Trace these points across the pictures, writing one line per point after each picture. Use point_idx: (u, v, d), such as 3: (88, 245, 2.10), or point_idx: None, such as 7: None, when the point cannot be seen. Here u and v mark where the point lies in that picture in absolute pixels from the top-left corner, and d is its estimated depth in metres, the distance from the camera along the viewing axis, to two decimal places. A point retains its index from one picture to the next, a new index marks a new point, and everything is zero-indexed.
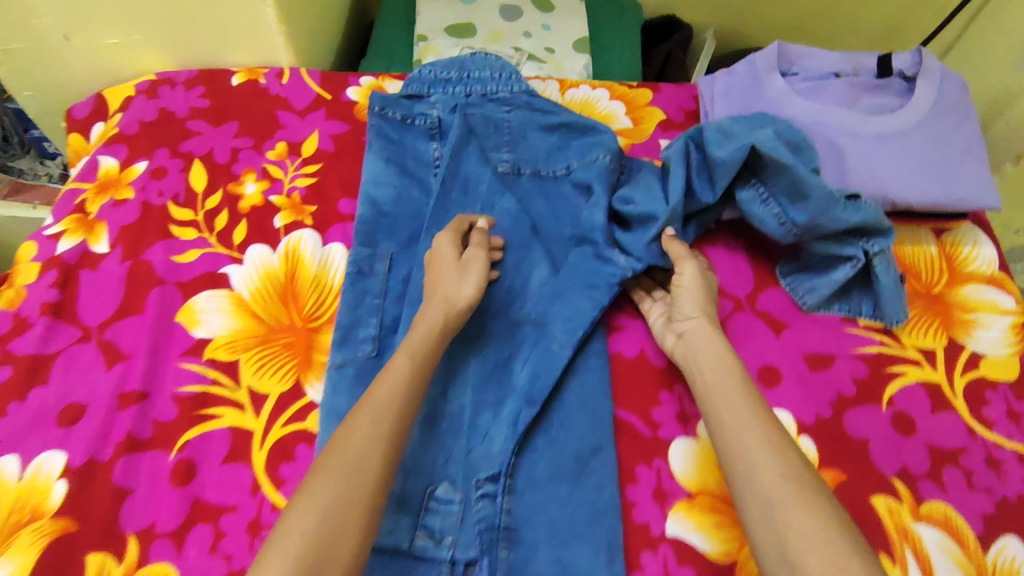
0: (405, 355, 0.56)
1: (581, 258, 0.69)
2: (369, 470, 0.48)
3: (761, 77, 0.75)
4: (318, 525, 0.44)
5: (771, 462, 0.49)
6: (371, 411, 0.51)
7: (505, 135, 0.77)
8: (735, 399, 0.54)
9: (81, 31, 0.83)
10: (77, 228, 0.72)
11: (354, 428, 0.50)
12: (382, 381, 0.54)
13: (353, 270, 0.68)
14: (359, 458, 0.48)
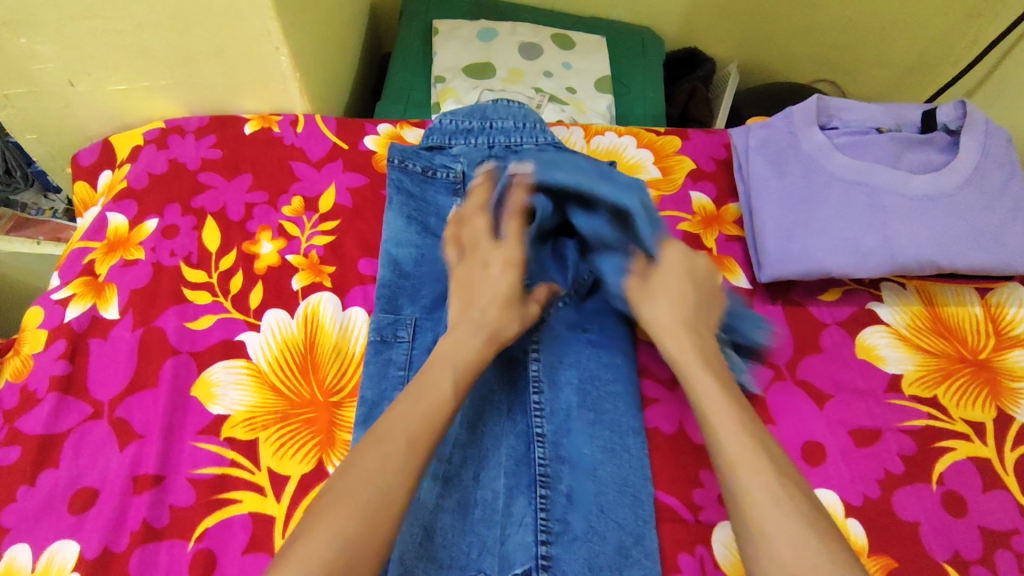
0: (449, 377, 0.53)
1: (606, 326, 0.68)
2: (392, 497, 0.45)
3: (799, 131, 0.72)
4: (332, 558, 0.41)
5: (755, 465, 0.48)
6: (406, 438, 0.48)
7: None
8: (719, 397, 0.53)
9: (86, 77, 0.80)
10: (86, 292, 0.68)
11: (385, 447, 0.47)
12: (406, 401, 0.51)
13: (376, 339, 0.65)
14: (382, 488, 0.45)
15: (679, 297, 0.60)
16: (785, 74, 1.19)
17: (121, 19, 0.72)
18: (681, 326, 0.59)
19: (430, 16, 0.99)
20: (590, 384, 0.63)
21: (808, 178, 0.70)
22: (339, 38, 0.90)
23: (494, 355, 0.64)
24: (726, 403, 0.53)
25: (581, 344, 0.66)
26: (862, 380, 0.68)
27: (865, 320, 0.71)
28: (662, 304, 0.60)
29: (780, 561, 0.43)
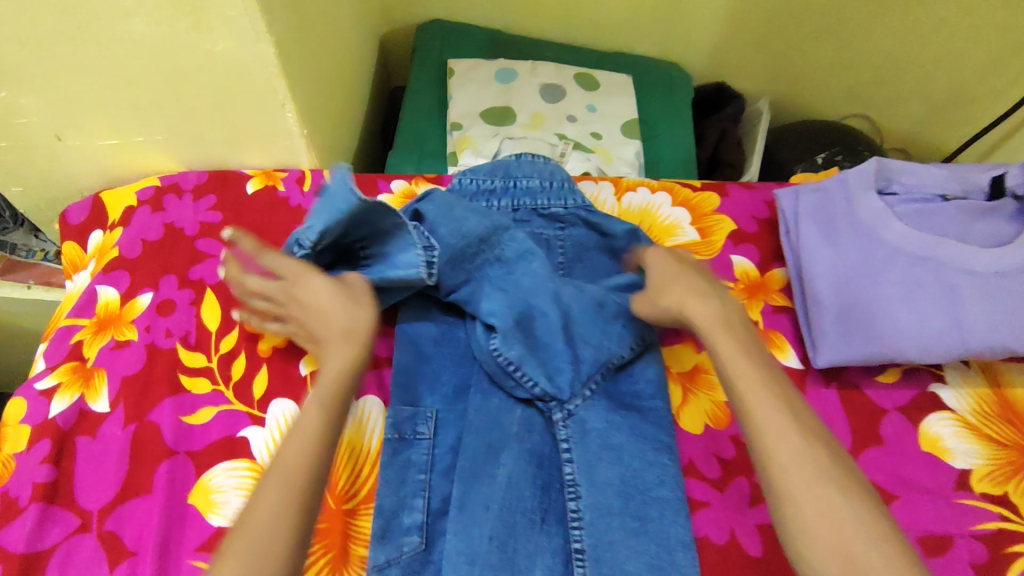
0: (299, 438, 0.47)
1: (644, 418, 0.61)
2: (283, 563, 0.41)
3: (855, 198, 0.65)
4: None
5: (797, 451, 0.46)
6: (274, 499, 0.44)
7: (559, 257, 0.69)
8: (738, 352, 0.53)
9: (74, 132, 0.73)
10: (73, 381, 0.62)
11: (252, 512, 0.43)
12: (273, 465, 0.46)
13: (394, 437, 0.58)
14: (265, 549, 0.41)
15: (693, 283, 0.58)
16: (818, 107, 1.13)
17: (111, 75, 0.65)
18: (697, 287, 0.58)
19: (446, 55, 0.93)
20: (632, 488, 0.56)
21: (866, 250, 0.64)
22: (348, 82, 0.84)
23: (526, 453, 0.58)
24: (768, 396, 0.49)
25: (625, 439, 0.59)
26: (926, 477, 0.62)
27: (926, 406, 0.65)
28: (683, 283, 0.58)
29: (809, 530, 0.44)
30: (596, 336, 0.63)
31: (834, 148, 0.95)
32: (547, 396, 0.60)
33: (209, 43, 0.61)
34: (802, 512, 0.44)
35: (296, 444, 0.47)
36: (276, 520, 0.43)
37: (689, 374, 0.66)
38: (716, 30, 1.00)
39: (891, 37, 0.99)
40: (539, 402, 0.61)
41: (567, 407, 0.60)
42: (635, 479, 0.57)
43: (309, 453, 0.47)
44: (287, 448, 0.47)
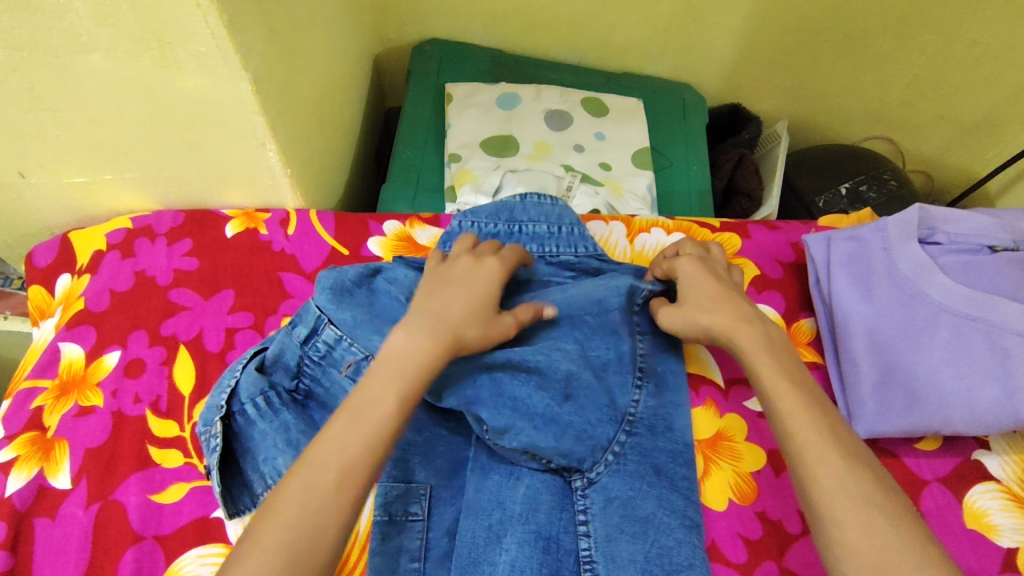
0: (395, 394, 0.44)
1: (668, 489, 0.55)
2: (325, 540, 0.38)
3: (895, 249, 0.60)
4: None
5: (821, 459, 0.44)
6: (339, 466, 0.40)
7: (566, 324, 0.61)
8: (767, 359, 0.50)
9: (39, 171, 0.67)
10: (32, 453, 0.56)
11: (318, 473, 0.40)
12: (354, 413, 0.43)
13: (383, 519, 0.52)
14: (314, 522, 0.38)
15: (717, 293, 0.56)
16: (836, 128, 1.07)
17: (73, 112, 0.59)
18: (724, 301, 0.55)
19: (443, 78, 0.87)
20: (657, 565, 0.51)
21: (906, 307, 0.59)
22: (337, 111, 0.78)
23: (532, 537, 0.52)
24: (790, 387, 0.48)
25: (652, 509, 0.53)
26: (971, 558, 0.55)
27: (970, 475, 0.59)
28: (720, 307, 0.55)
29: (852, 554, 0.40)
30: (601, 392, 0.57)
31: (858, 177, 0.89)
32: (568, 466, 0.54)
33: (179, 80, 0.55)
34: (848, 537, 0.40)
35: (394, 403, 0.44)
36: (330, 498, 0.39)
37: (712, 440, 0.60)
38: (729, 49, 0.94)
39: (917, 56, 0.93)
40: (559, 468, 0.55)
41: (589, 475, 0.55)
42: (663, 559, 0.51)
43: (391, 416, 0.43)
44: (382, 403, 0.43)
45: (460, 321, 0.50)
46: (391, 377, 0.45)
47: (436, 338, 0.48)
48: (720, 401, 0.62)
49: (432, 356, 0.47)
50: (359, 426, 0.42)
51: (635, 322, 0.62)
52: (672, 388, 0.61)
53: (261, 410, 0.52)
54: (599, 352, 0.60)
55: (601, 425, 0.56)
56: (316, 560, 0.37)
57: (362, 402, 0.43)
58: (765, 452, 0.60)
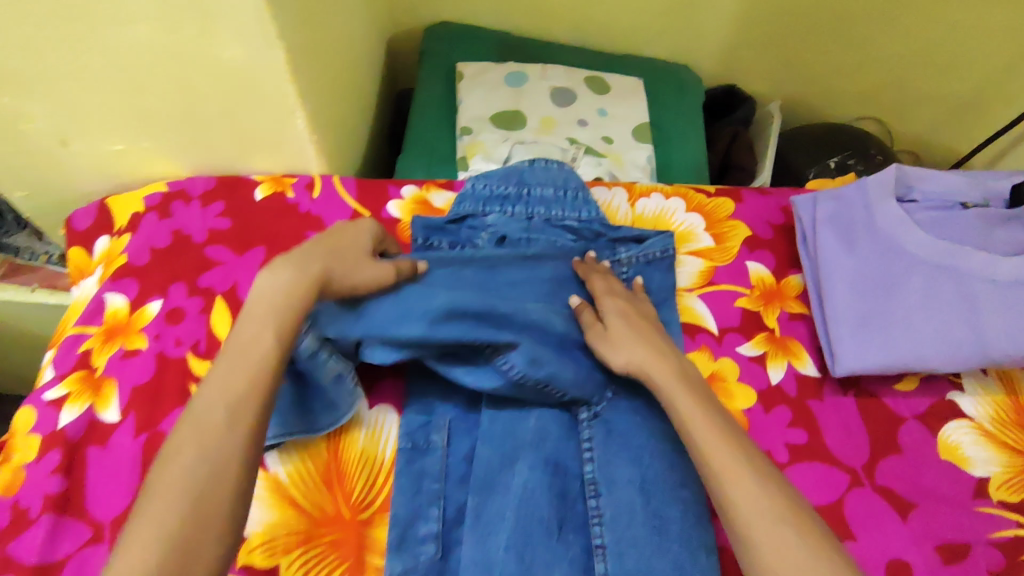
0: (272, 332, 0.48)
1: (661, 420, 0.60)
2: (226, 479, 0.41)
3: (875, 205, 0.65)
4: (161, 557, 0.37)
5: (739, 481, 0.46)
6: (227, 408, 0.44)
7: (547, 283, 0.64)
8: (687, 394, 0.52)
9: (81, 137, 0.72)
10: (83, 390, 0.61)
11: (205, 418, 0.43)
12: (238, 356, 0.46)
13: (407, 446, 0.58)
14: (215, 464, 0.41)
15: (644, 331, 0.59)
16: (828, 108, 1.12)
17: (118, 80, 0.64)
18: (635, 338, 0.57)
19: (454, 58, 0.92)
20: (654, 486, 0.56)
21: (884, 259, 0.64)
22: (356, 85, 0.83)
23: (542, 462, 0.57)
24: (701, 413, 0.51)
25: (647, 437, 0.59)
26: (944, 484, 0.61)
27: (946, 413, 0.65)
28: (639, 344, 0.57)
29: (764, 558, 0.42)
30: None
31: (845, 152, 0.95)
32: (574, 400, 0.60)
33: (220, 49, 0.60)
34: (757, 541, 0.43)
35: (271, 339, 0.47)
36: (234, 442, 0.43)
37: (707, 381, 0.65)
38: (726, 32, 0.99)
39: (904, 37, 0.98)
40: (566, 404, 0.61)
41: (594, 408, 0.60)
42: (656, 475, 0.57)
43: (269, 357, 0.47)
44: (262, 341, 0.47)
45: (326, 256, 0.54)
46: (266, 315, 0.48)
47: (298, 271, 0.51)
48: (715, 346, 0.67)
49: (296, 290, 0.50)
50: (245, 367, 0.46)
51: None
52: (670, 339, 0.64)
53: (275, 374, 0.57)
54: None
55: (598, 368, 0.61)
56: (222, 493, 0.41)
57: (245, 338, 0.47)
58: (756, 392, 0.64)
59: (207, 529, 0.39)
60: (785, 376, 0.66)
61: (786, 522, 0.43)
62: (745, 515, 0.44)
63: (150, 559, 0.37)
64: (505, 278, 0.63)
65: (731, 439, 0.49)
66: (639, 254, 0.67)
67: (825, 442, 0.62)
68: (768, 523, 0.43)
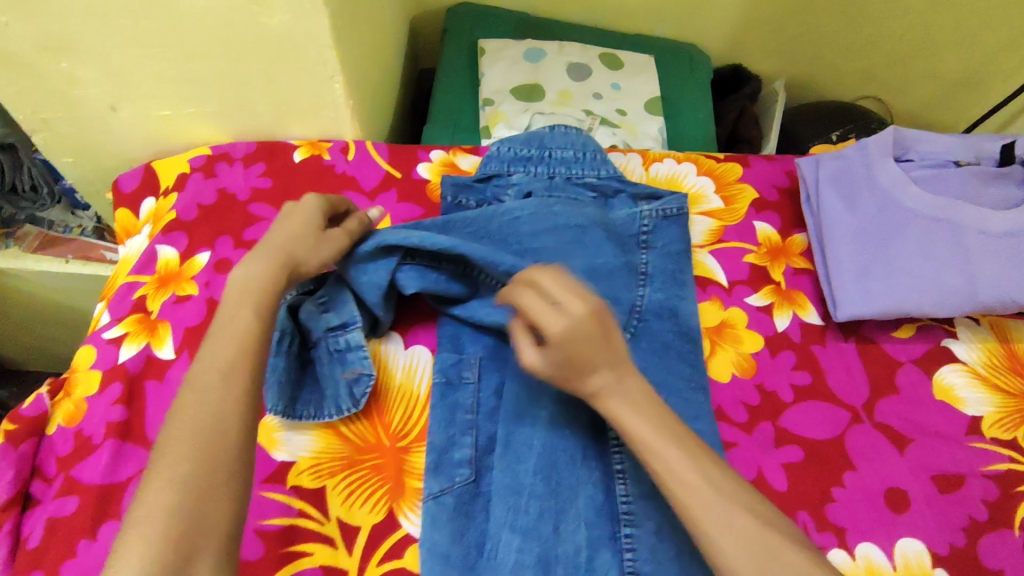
0: (251, 305, 0.52)
1: (677, 360, 0.64)
2: (226, 435, 0.46)
3: (875, 164, 0.70)
4: (175, 499, 0.43)
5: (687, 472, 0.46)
6: (219, 371, 0.49)
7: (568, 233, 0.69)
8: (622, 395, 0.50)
9: (129, 103, 0.77)
10: (139, 331, 0.66)
11: (206, 389, 0.48)
12: (225, 333, 0.51)
13: (442, 380, 0.63)
14: (214, 420, 0.47)
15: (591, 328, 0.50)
16: (831, 88, 1.17)
17: (169, 47, 0.69)
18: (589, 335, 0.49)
19: (476, 35, 0.97)
20: (670, 419, 0.61)
21: (883, 212, 0.69)
22: (384, 59, 0.88)
23: (566, 397, 0.62)
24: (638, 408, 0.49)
25: (664, 375, 0.63)
26: (938, 421, 0.66)
27: (941, 358, 0.69)
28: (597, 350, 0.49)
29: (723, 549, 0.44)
30: (610, 290, 0.66)
31: (847, 127, 1.00)
32: None
33: (266, 16, 0.65)
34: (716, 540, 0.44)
35: (251, 314, 0.52)
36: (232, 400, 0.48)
37: (717, 327, 0.69)
38: (733, 13, 1.04)
39: (903, 17, 1.03)
40: None
41: None
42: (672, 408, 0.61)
43: (252, 326, 0.51)
44: (242, 316, 0.52)
45: (287, 241, 0.58)
46: (244, 297, 0.53)
47: (270, 259, 0.56)
48: (725, 297, 0.72)
49: (269, 276, 0.55)
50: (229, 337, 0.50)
51: (634, 238, 0.71)
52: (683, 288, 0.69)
53: (338, 323, 0.64)
54: (606, 259, 0.68)
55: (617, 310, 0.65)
56: (224, 446, 0.46)
57: (225, 317, 0.52)
58: (763, 338, 0.69)
59: (213, 478, 0.45)
60: (790, 324, 0.70)
61: (764, 546, 0.44)
62: (692, 504, 0.46)
63: (166, 501, 0.43)
64: (527, 231, 0.69)
65: (694, 456, 0.47)
66: (658, 209, 0.73)
67: (829, 383, 0.67)
68: (747, 551, 0.43)
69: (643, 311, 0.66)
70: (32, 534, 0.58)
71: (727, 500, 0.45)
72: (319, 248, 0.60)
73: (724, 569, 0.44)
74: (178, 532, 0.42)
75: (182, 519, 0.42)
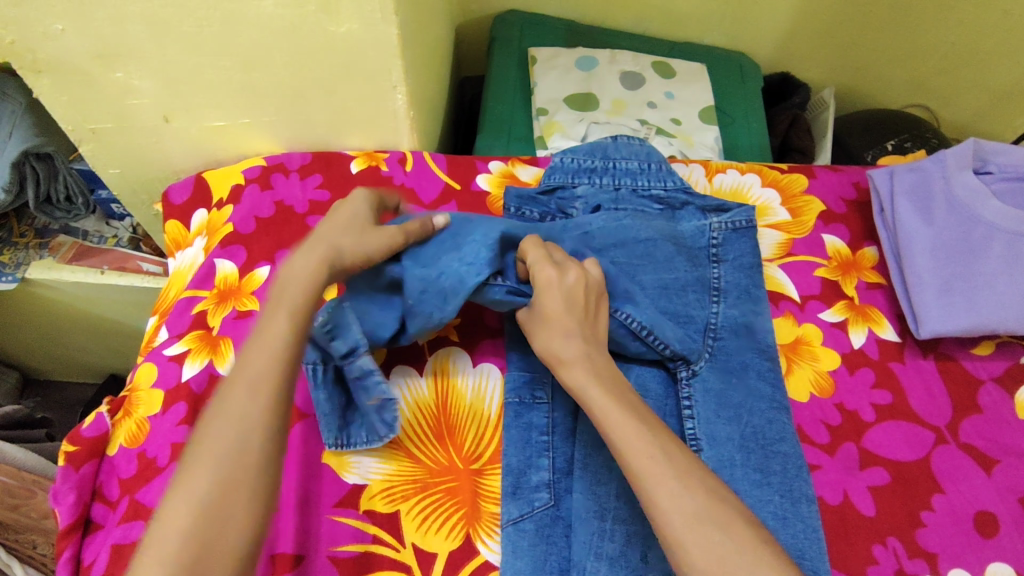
0: (286, 311, 0.48)
1: (755, 379, 0.62)
2: (249, 453, 0.42)
3: (953, 177, 0.69)
4: (193, 523, 0.39)
5: (680, 495, 0.44)
6: (248, 382, 0.44)
7: (637, 247, 0.66)
8: (621, 411, 0.48)
9: (183, 113, 0.75)
10: (201, 348, 0.65)
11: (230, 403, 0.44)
12: (257, 343, 0.46)
13: (514, 401, 0.61)
14: (240, 434, 0.42)
15: (573, 328, 0.53)
16: (877, 96, 1.15)
17: (231, 56, 0.67)
18: (572, 328, 0.53)
19: (525, 44, 0.96)
20: (752, 442, 0.59)
21: (962, 225, 0.67)
22: (437, 67, 0.86)
23: None
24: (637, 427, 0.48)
25: (743, 397, 0.61)
26: None
27: (1022, 376, 0.67)
28: (567, 337, 0.53)
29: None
30: (684, 308, 0.64)
31: (902, 136, 0.98)
32: (673, 357, 0.62)
33: (334, 24, 0.63)
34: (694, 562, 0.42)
35: (285, 322, 0.48)
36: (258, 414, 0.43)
37: (792, 345, 0.67)
38: (784, 21, 1.02)
39: (958, 26, 1.01)
40: (664, 361, 0.63)
41: (693, 367, 0.62)
42: (752, 430, 0.59)
43: (288, 338, 0.47)
44: (276, 322, 0.47)
45: (332, 233, 0.54)
46: (285, 299, 0.49)
47: (314, 252, 0.52)
48: (798, 313, 0.70)
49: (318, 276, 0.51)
50: (262, 342, 0.46)
51: (704, 251, 0.68)
52: (756, 306, 0.66)
53: (348, 348, 0.58)
54: (677, 274, 0.66)
55: (692, 332, 0.63)
56: (248, 468, 0.42)
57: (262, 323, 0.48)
58: (839, 355, 0.67)
59: (235, 503, 0.41)
60: (866, 340, 0.68)
61: (714, 523, 0.43)
62: (683, 537, 0.43)
63: (184, 524, 0.39)
64: (594, 246, 0.66)
65: (650, 433, 0.48)
66: (727, 222, 0.69)
67: (909, 402, 0.65)
68: (694, 527, 0.43)
69: (716, 332, 0.64)
70: (96, 561, 0.56)
71: (667, 467, 0.45)
72: (365, 242, 0.56)
73: (667, 533, 0.44)
74: (193, 553, 0.39)
75: (196, 544, 0.39)
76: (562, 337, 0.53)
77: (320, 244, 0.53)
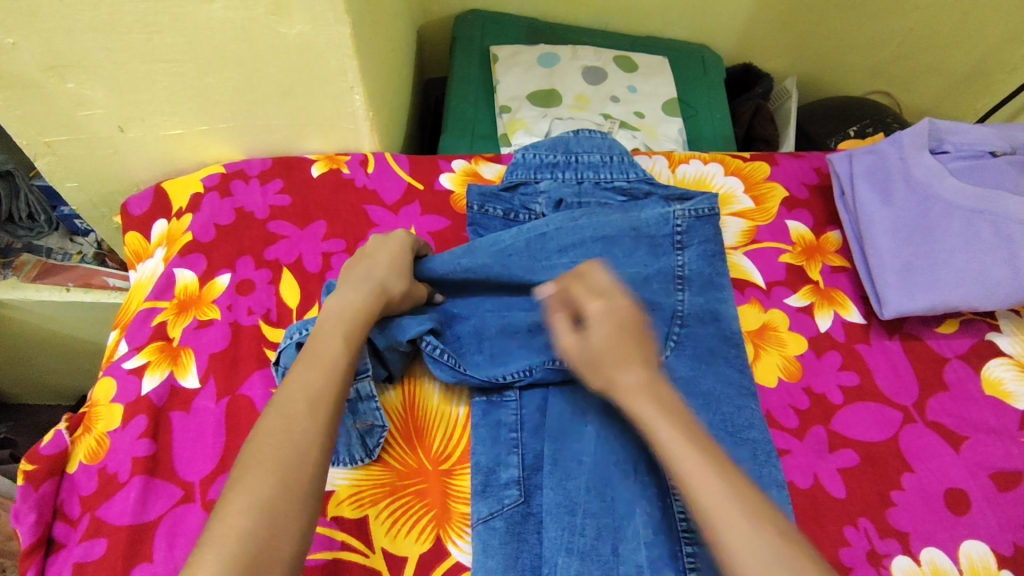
0: (342, 335, 0.51)
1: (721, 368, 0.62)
2: (308, 461, 0.44)
3: (909, 157, 0.69)
4: (251, 525, 0.40)
5: (745, 524, 0.41)
6: (307, 396, 0.46)
7: (597, 244, 0.66)
8: (689, 433, 0.46)
9: (138, 123, 0.74)
10: (161, 360, 0.63)
11: (288, 411, 0.45)
12: (313, 363, 0.49)
13: (482, 399, 0.62)
14: (297, 440, 0.44)
15: (628, 351, 0.50)
16: (839, 84, 1.17)
17: (183, 62, 0.66)
18: (629, 349, 0.50)
19: (487, 42, 0.96)
20: (721, 429, 0.58)
21: (919, 205, 0.68)
22: (397, 69, 0.86)
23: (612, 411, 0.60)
24: (704, 450, 0.45)
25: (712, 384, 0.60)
26: (993, 417, 0.64)
27: (986, 353, 0.68)
28: (625, 355, 0.50)
29: None
30: (649, 298, 0.64)
31: (864, 121, 0.99)
32: None
33: (285, 27, 0.63)
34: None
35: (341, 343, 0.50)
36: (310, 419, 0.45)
37: (759, 331, 0.68)
38: (743, 13, 1.03)
39: (914, 12, 1.03)
40: None
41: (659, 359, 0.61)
42: (721, 417, 0.59)
43: (344, 361, 0.49)
44: (332, 344, 0.50)
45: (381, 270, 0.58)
46: (335, 325, 0.52)
47: (364, 288, 0.55)
48: (763, 299, 0.70)
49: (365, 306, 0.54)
50: (316, 364, 0.49)
51: (667, 238, 0.67)
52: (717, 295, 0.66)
53: None
54: (639, 268, 0.65)
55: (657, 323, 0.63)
56: (307, 470, 0.43)
57: (316, 348, 0.50)
58: (806, 339, 0.67)
59: (288, 504, 0.41)
60: (832, 323, 0.69)
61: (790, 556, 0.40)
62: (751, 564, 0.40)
63: (241, 525, 0.39)
64: (557, 246, 0.66)
65: (698, 442, 0.45)
66: (691, 209, 0.69)
67: (876, 383, 0.65)
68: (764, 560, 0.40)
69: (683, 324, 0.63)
70: None
71: (715, 457, 0.44)
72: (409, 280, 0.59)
73: (716, 520, 0.42)
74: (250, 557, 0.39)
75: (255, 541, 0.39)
76: (621, 355, 0.50)
77: (371, 277, 0.57)
